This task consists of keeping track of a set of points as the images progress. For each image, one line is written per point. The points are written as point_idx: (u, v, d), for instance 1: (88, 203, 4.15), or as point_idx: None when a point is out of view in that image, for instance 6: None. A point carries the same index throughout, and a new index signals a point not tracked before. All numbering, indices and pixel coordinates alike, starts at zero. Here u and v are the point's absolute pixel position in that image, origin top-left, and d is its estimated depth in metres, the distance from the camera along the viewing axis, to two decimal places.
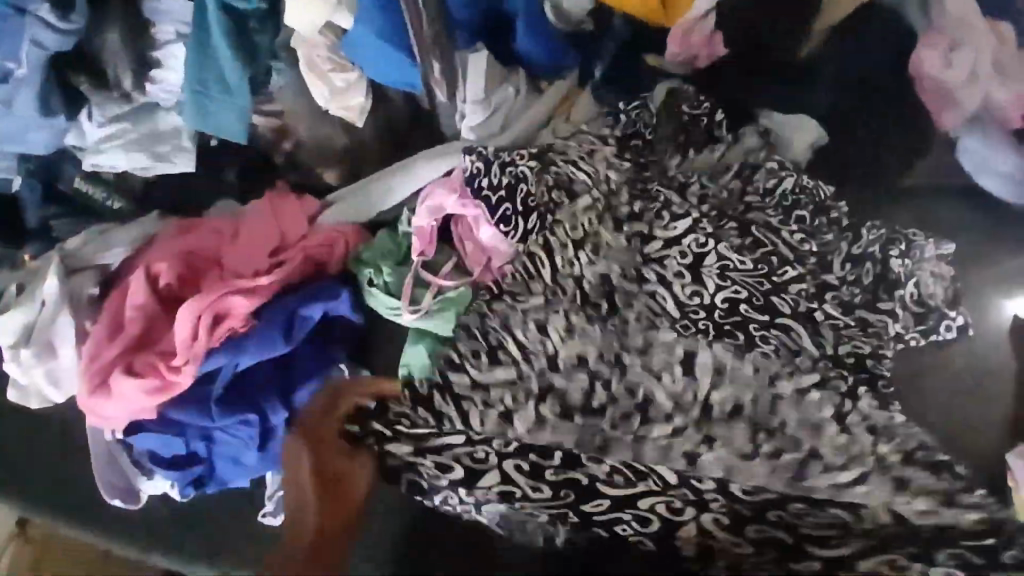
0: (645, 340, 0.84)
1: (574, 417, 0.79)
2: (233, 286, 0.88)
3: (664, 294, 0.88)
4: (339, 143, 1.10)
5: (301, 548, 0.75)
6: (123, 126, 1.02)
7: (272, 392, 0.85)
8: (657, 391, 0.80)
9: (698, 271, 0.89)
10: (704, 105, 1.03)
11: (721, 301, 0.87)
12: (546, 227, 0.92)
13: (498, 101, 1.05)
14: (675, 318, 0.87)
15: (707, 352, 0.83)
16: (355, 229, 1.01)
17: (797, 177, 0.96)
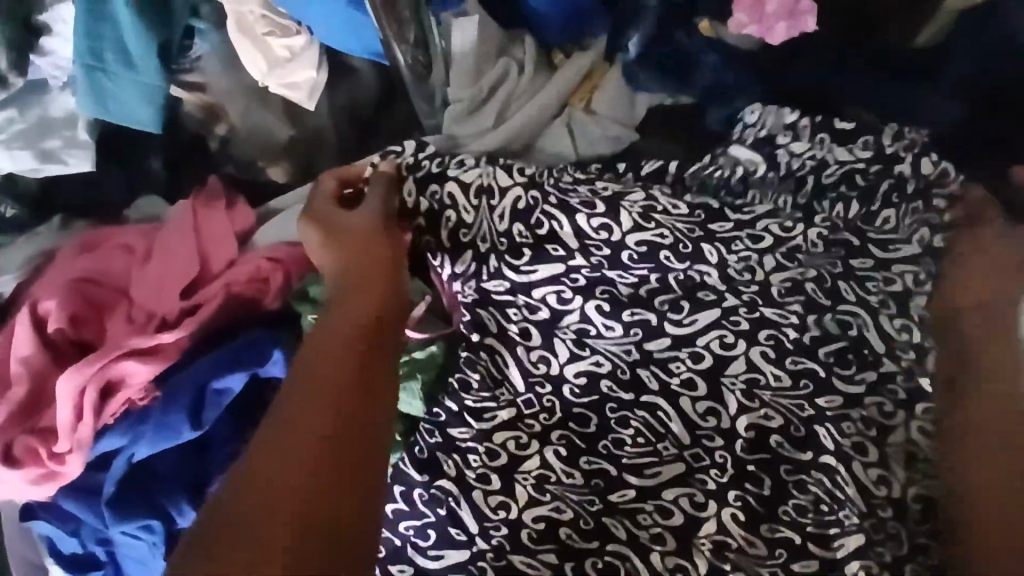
0: (634, 496, 0.68)
1: (550, 554, 0.66)
2: (126, 345, 0.67)
3: (663, 436, 0.70)
4: (283, 134, 0.84)
5: (311, 429, 0.52)
6: (9, 114, 0.78)
7: (179, 488, 0.66)
8: (635, 557, 0.66)
9: (716, 386, 0.70)
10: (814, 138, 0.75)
11: (743, 429, 0.69)
12: (494, 271, 0.72)
13: (493, 84, 0.79)
14: (679, 452, 0.69)
15: (713, 519, 0.66)
16: (299, 255, 0.76)
17: (914, 246, 0.72)
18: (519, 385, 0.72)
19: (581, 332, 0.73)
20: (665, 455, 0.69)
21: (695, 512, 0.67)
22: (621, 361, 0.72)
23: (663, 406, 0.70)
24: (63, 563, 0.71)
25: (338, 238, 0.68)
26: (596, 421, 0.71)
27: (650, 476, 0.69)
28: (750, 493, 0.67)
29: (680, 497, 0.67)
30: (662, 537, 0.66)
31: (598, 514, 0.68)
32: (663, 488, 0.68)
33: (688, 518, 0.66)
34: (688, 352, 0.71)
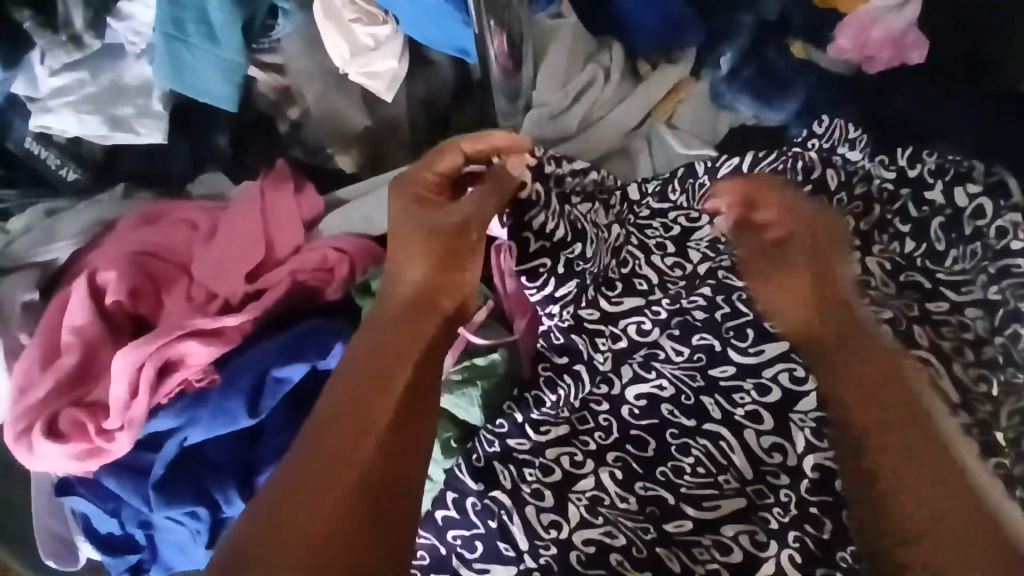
0: (691, 528, 0.64)
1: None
2: (187, 325, 0.64)
3: (722, 465, 0.67)
4: (358, 124, 0.83)
5: (368, 404, 0.54)
6: (79, 76, 0.76)
7: (227, 475, 0.64)
8: None
9: (784, 422, 0.67)
10: (909, 172, 0.73)
11: (810, 469, 0.65)
12: (590, 297, 0.71)
13: (577, 92, 0.78)
14: (741, 487, 0.66)
15: (775, 561, 0.62)
16: (366, 247, 0.75)
17: (980, 292, 0.70)
18: (577, 402, 0.70)
19: (647, 349, 0.72)
20: (727, 490, 0.66)
21: (755, 551, 0.63)
22: (685, 385, 0.70)
23: (728, 436, 0.68)
24: (98, 543, 0.68)
25: (401, 246, 0.63)
26: (652, 447, 0.68)
27: (709, 507, 0.65)
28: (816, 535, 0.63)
29: (741, 532, 0.64)
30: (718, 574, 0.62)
31: (652, 542, 0.64)
32: (723, 522, 0.64)
33: (749, 556, 0.63)
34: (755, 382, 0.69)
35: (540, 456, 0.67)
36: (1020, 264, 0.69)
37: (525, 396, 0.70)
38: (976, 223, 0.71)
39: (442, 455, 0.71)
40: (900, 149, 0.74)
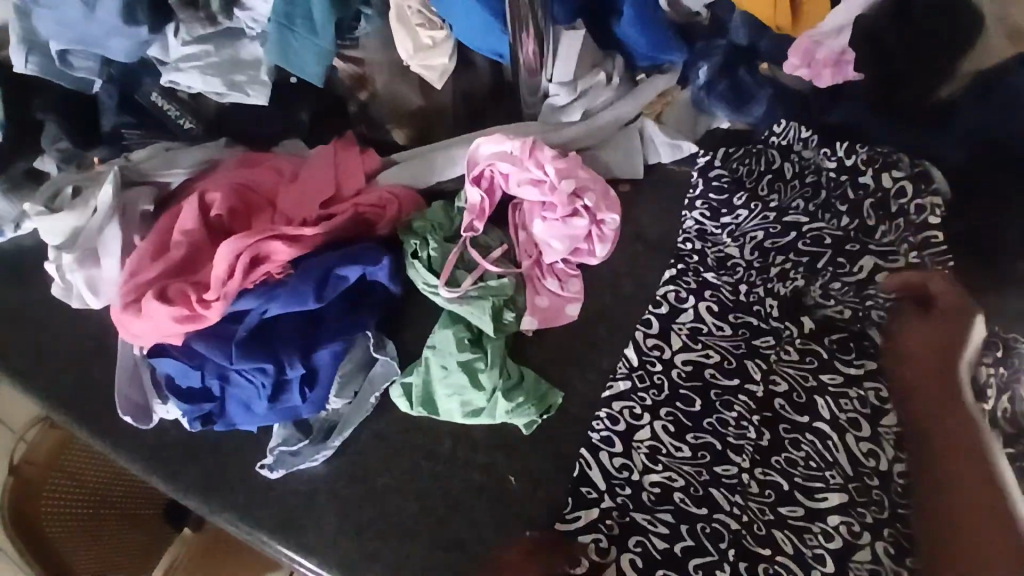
0: (673, 433, 0.81)
1: (602, 471, 0.80)
2: (276, 229, 0.85)
3: (702, 404, 0.83)
4: (414, 103, 1.04)
5: None
6: (207, 48, 0.99)
7: (293, 346, 0.84)
8: (656, 480, 0.78)
9: (745, 365, 0.85)
10: (847, 162, 0.93)
11: (755, 392, 0.83)
12: (707, 260, 0.93)
13: (585, 88, 0.98)
14: (710, 403, 0.83)
15: (729, 466, 0.79)
16: (412, 196, 0.96)
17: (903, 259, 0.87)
18: (648, 327, 0.88)
19: (663, 296, 0.91)
20: (699, 404, 0.83)
21: (712, 458, 0.80)
22: (677, 320, 0.88)
23: (701, 364, 0.85)
24: (178, 394, 0.87)
25: None
26: (642, 364, 0.86)
27: (684, 416, 0.82)
28: (765, 442, 0.80)
29: (710, 435, 0.81)
30: (690, 484, 0.78)
31: (647, 463, 0.79)
32: (694, 427, 0.82)
33: (707, 455, 0.80)
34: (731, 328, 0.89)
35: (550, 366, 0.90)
36: (936, 236, 0.86)
37: (536, 310, 0.91)
38: (900, 202, 0.89)
39: (458, 351, 0.85)
40: (839, 143, 0.94)
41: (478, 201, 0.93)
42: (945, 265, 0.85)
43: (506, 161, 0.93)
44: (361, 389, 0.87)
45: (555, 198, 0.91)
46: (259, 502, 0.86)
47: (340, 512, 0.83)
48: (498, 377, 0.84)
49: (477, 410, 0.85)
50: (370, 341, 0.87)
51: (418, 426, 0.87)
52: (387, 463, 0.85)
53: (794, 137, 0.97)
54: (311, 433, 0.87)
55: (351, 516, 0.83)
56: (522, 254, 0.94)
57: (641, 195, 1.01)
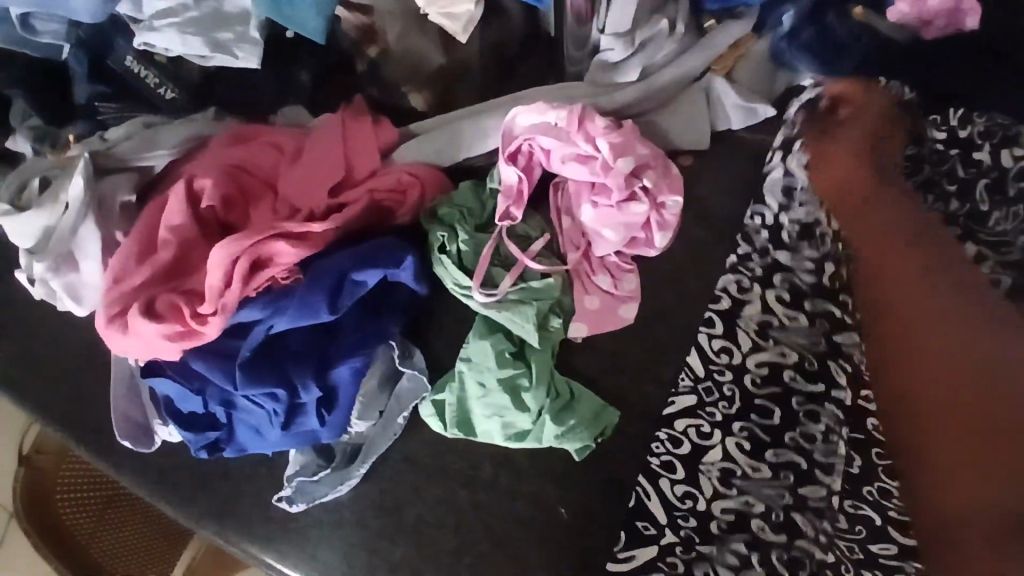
0: (746, 455, 0.71)
1: (666, 500, 0.70)
2: (278, 227, 0.72)
3: (783, 424, 0.72)
4: (433, 63, 0.87)
5: None
6: (184, 1, 0.83)
7: (305, 365, 0.72)
8: (728, 511, 0.69)
9: (829, 377, 0.73)
10: (961, 132, 0.78)
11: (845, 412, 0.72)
12: (790, 244, 0.78)
13: (643, 39, 0.80)
14: (790, 422, 0.72)
15: (805, 490, 0.69)
16: (436, 176, 0.80)
17: (1022, 253, 0.73)
18: (716, 330, 0.76)
19: (738, 291, 0.78)
20: (779, 423, 0.72)
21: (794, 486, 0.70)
22: (754, 321, 0.76)
23: (782, 373, 0.74)
24: (179, 420, 0.77)
25: None
26: (713, 374, 0.75)
27: (762, 437, 0.72)
28: (857, 471, 0.69)
29: (790, 459, 0.71)
30: (770, 515, 0.69)
31: (719, 487, 0.70)
32: (774, 445, 0.71)
33: (788, 482, 0.70)
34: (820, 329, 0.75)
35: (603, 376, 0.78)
36: None
37: (585, 313, 0.78)
38: (1022, 184, 0.75)
39: (498, 367, 0.73)
40: (951, 109, 0.79)
41: (515, 182, 0.78)
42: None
43: (550, 136, 0.77)
44: (387, 407, 0.75)
45: (608, 180, 0.76)
46: (278, 534, 0.76)
47: (369, 547, 0.74)
48: (544, 396, 0.73)
49: (519, 433, 0.74)
50: (395, 353, 0.75)
51: (451, 449, 0.76)
52: (419, 493, 0.75)
53: (897, 97, 0.80)
54: (333, 460, 0.76)
55: (381, 553, 0.73)
56: (567, 245, 0.80)
57: (706, 169, 0.85)
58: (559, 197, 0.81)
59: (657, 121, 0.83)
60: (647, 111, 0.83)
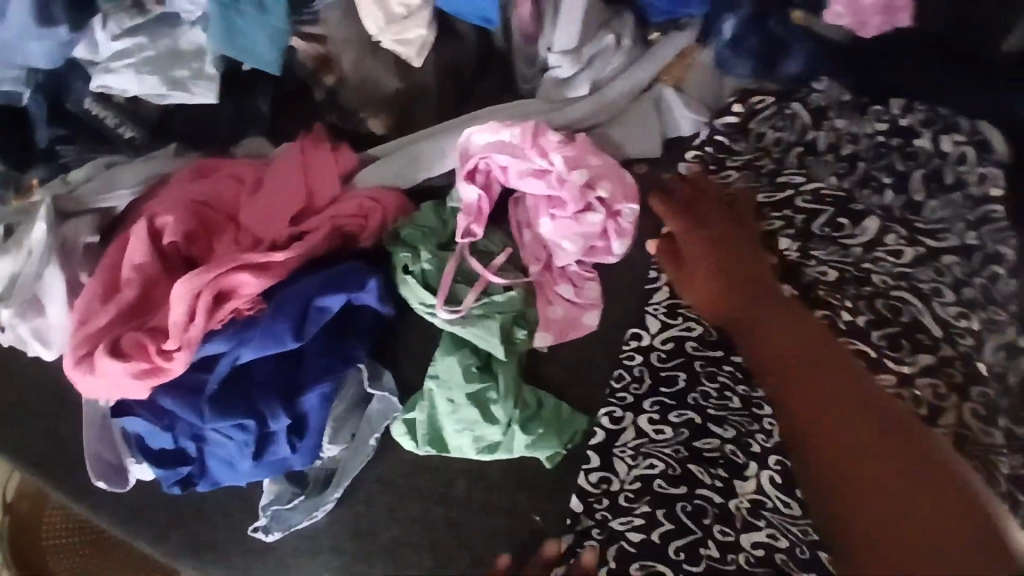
0: (687, 452, 0.71)
1: (618, 498, 0.71)
2: (241, 259, 0.73)
3: (727, 413, 0.73)
4: (391, 87, 0.87)
5: None
6: (140, 41, 0.85)
7: (274, 393, 0.73)
8: (679, 503, 0.68)
9: None
10: (901, 122, 0.81)
11: None
12: None
13: (591, 55, 0.83)
14: (734, 411, 0.73)
15: (754, 479, 0.69)
16: (397, 198, 0.82)
17: (958, 238, 0.76)
18: (652, 329, 0.79)
19: (673, 292, 0.80)
20: (724, 413, 0.73)
21: (744, 470, 0.70)
22: (693, 316, 0.79)
23: (722, 363, 0.76)
24: (150, 458, 0.77)
25: None
26: (651, 371, 0.77)
27: (711, 429, 0.72)
28: None
29: (737, 446, 0.71)
30: (723, 507, 0.68)
31: (633, 465, 0.72)
32: (718, 431, 0.72)
33: (736, 470, 0.70)
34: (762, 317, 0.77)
35: (572, 384, 0.79)
36: (996, 211, 0.77)
37: (549, 322, 0.79)
38: (957, 171, 0.78)
39: (465, 382, 0.74)
40: (893, 100, 0.82)
41: (474, 198, 0.79)
42: (1004, 243, 0.76)
43: (503, 149, 0.79)
44: (359, 430, 0.76)
45: (565, 193, 0.79)
46: (257, 564, 0.76)
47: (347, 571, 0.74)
48: (513, 408, 0.74)
49: (489, 447, 0.74)
50: (363, 375, 0.76)
51: (425, 468, 0.76)
52: (395, 513, 0.75)
53: (832, 92, 0.84)
54: (307, 486, 0.77)
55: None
56: (529, 258, 0.81)
57: (661, 176, 0.87)
58: (519, 212, 0.83)
59: (610, 130, 0.85)
60: (600, 123, 0.85)
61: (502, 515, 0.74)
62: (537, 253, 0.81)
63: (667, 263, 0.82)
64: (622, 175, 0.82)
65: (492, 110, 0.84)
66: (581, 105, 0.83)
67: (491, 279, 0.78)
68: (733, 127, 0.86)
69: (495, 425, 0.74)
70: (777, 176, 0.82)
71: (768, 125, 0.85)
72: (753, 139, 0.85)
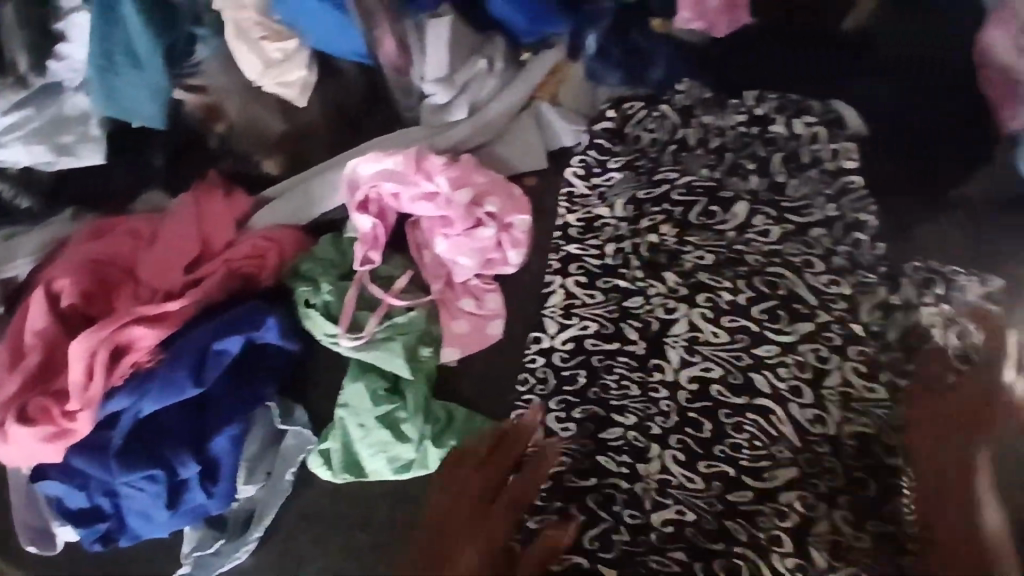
0: (593, 443, 0.75)
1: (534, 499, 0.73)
2: (135, 313, 0.75)
3: (629, 400, 0.77)
4: (277, 128, 0.90)
5: None
6: (26, 113, 0.87)
7: (181, 441, 0.73)
8: (594, 493, 0.72)
9: (659, 346, 0.79)
10: (756, 112, 0.87)
11: (686, 381, 0.77)
12: (614, 237, 0.86)
13: (465, 81, 0.88)
14: (635, 399, 0.77)
15: (656, 460, 0.73)
16: (293, 235, 0.84)
17: (820, 212, 0.82)
18: (552, 332, 0.82)
19: (570, 293, 0.84)
20: (625, 402, 0.77)
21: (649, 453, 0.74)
22: (588, 313, 0.82)
23: (620, 355, 0.79)
24: (65, 520, 0.75)
25: None
26: (553, 371, 0.80)
27: (614, 418, 0.76)
28: (705, 433, 0.74)
29: (642, 432, 0.75)
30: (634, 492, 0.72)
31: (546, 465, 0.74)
32: (622, 420, 0.76)
33: (641, 454, 0.74)
34: (652, 306, 0.81)
35: (484, 394, 0.81)
36: (853, 182, 0.82)
37: (455, 336, 0.82)
38: (812, 150, 0.84)
39: (374, 406, 0.76)
40: (746, 93, 0.89)
41: (369, 226, 0.82)
42: (865, 211, 0.82)
43: (389, 176, 0.82)
44: (276, 466, 0.77)
45: (452, 213, 0.82)
46: None
47: None
48: (424, 423, 0.76)
49: (405, 465, 0.76)
50: (274, 413, 0.77)
51: (347, 495, 0.77)
52: (321, 544, 0.75)
53: (693, 91, 0.90)
54: (228, 529, 0.77)
55: None
56: (430, 277, 0.84)
57: (549, 185, 0.91)
58: (415, 235, 0.86)
59: (495, 148, 0.89)
60: (483, 142, 0.89)
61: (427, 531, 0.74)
62: (437, 272, 0.84)
63: (562, 265, 0.85)
64: (511, 188, 0.86)
65: (379, 140, 0.87)
66: (462, 127, 0.87)
67: (392, 302, 0.80)
68: (610, 132, 0.90)
69: (409, 443, 0.75)
70: (653, 173, 0.88)
71: (639, 127, 0.90)
72: (628, 142, 0.90)
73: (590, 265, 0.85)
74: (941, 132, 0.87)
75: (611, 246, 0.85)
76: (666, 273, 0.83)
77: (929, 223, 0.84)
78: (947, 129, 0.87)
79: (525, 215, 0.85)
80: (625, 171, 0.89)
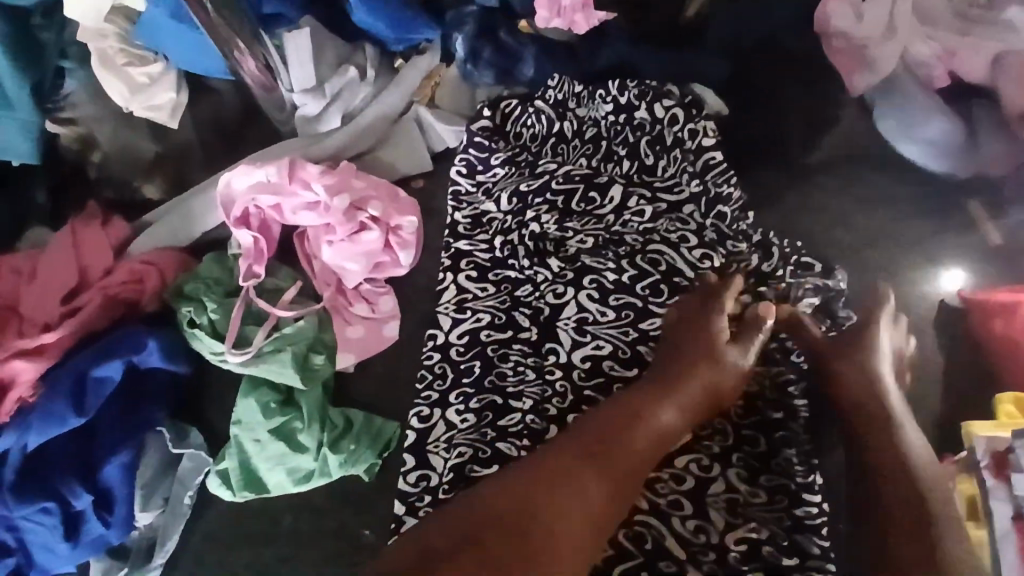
0: (494, 433, 0.73)
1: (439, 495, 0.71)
2: (13, 347, 0.75)
3: (525, 385, 0.76)
4: (149, 151, 0.91)
5: None
6: None
7: (70, 472, 0.72)
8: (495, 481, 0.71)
9: (551, 329, 0.79)
10: (621, 100, 0.90)
11: (580, 360, 0.76)
12: (502, 231, 0.87)
13: (336, 91, 0.90)
14: (531, 383, 0.76)
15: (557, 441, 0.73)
16: (174, 257, 0.84)
17: (687, 188, 0.85)
18: (448, 327, 0.82)
19: (461, 288, 0.85)
20: (521, 387, 0.76)
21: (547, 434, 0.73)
22: (481, 305, 0.83)
23: (514, 341, 0.80)
24: None
25: None
26: (450, 364, 0.79)
27: (513, 404, 0.75)
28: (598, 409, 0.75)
29: (541, 413, 0.74)
30: None
31: (447, 457, 0.73)
32: (520, 406, 0.74)
33: (541, 437, 0.73)
34: (542, 291, 0.82)
35: (382, 395, 0.82)
36: (715, 157, 0.87)
37: (349, 341, 0.82)
38: (674, 130, 0.88)
39: (265, 419, 0.76)
40: (610, 82, 0.92)
41: (251, 241, 0.82)
42: (727, 185, 0.86)
43: (269, 189, 0.83)
44: (171, 493, 0.75)
45: (332, 219, 0.83)
46: None
47: None
48: (319, 430, 0.76)
49: (303, 476, 0.75)
50: (166, 437, 0.76)
51: (249, 513, 0.76)
52: (224, 567, 0.74)
53: (562, 85, 0.93)
54: (130, 559, 0.74)
55: None
56: (319, 287, 0.85)
57: (437, 186, 0.93)
58: (303, 247, 0.86)
59: (374, 154, 0.91)
60: (364, 149, 0.91)
61: (330, 538, 0.74)
62: (328, 281, 0.85)
63: (455, 262, 0.86)
64: (396, 192, 0.88)
65: (258, 155, 0.88)
66: (340, 137, 0.89)
67: (280, 314, 0.81)
68: (488, 127, 0.93)
69: (305, 451, 0.75)
70: (533, 166, 0.90)
71: (517, 123, 0.93)
72: (509, 138, 0.93)
73: (483, 259, 0.86)
74: (791, 103, 0.93)
75: (501, 236, 0.87)
76: (552, 258, 0.84)
77: (789, 194, 0.89)
78: (805, 105, 0.93)
79: (412, 216, 0.86)
80: (506, 163, 0.91)
